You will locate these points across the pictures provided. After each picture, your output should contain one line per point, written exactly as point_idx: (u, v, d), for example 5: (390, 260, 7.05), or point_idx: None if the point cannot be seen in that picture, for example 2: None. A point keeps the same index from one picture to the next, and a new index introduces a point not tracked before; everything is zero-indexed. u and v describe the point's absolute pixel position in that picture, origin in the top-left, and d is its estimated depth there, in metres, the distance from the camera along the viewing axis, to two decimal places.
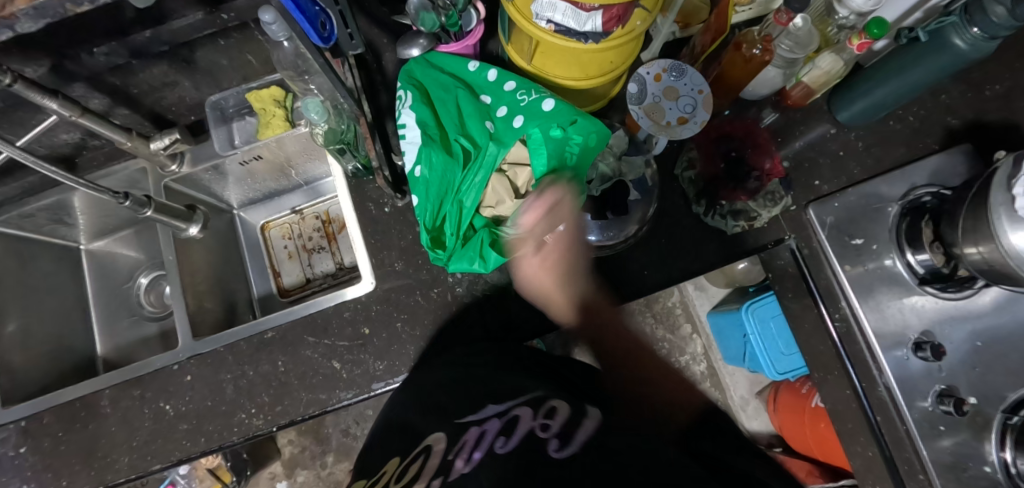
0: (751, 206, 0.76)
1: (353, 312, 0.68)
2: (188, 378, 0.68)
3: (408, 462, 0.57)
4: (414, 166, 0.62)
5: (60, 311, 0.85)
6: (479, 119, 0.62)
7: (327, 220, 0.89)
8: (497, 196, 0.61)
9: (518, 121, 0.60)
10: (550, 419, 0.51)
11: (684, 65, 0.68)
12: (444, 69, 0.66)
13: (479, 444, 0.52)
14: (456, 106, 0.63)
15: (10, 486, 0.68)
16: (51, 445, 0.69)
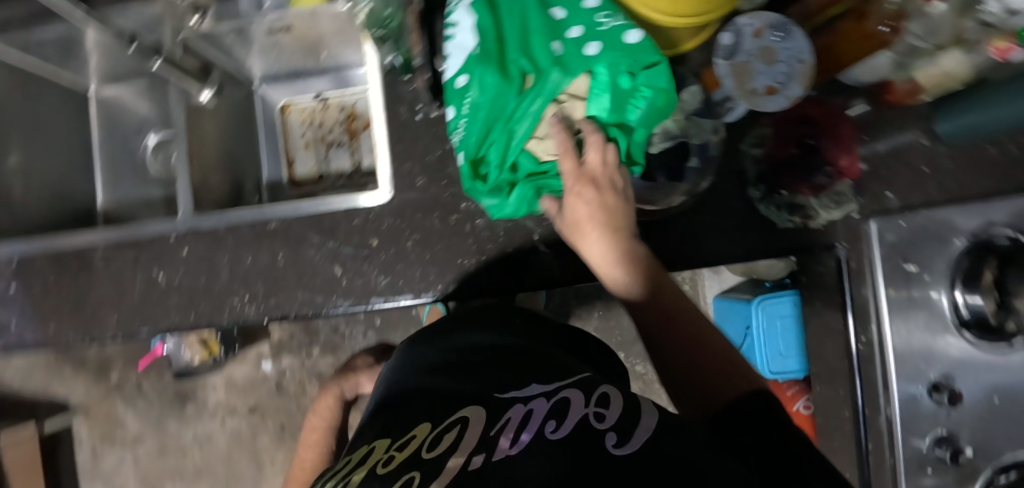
0: (812, 203, 0.70)
1: (364, 221, 0.64)
2: (184, 251, 0.65)
3: (437, 434, 0.46)
4: (460, 79, 0.53)
5: (65, 152, 0.81)
6: (546, 38, 0.53)
7: (352, 115, 0.81)
8: (549, 128, 0.56)
9: (593, 48, 0.52)
10: (605, 409, 0.44)
11: (791, 25, 0.61)
12: None
13: (529, 423, 0.44)
14: (521, 17, 0.54)
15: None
16: (40, 289, 0.68)
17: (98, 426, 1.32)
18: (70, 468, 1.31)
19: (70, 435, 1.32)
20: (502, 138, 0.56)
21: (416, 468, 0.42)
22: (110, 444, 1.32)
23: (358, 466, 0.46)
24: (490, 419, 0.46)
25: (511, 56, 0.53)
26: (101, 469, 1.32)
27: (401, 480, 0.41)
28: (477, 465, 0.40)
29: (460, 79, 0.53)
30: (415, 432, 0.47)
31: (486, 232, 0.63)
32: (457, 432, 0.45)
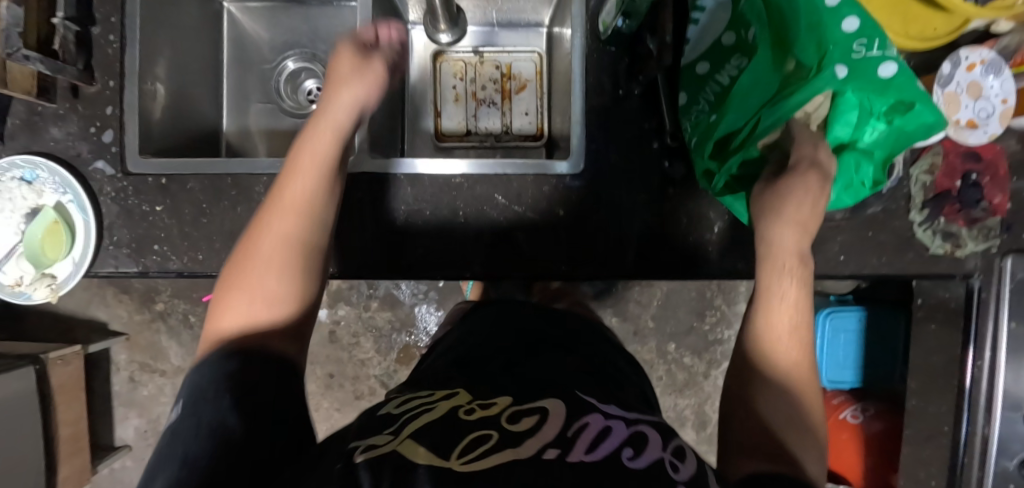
0: (964, 233, 0.71)
1: (552, 190, 0.65)
2: (359, 195, 0.64)
3: (515, 411, 0.39)
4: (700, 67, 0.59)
5: (199, 69, 0.76)
6: (805, 48, 0.51)
7: (507, 75, 0.79)
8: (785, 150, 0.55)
9: (841, 71, 0.49)
10: (679, 460, 0.36)
11: (1004, 66, 0.63)
12: None
13: (607, 440, 0.36)
14: (771, 16, 0.52)
15: (139, 240, 0.63)
16: (191, 214, 0.63)
17: (139, 353, 1.28)
18: (106, 392, 1.28)
19: (109, 359, 1.28)
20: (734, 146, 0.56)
21: (494, 428, 0.37)
22: (150, 373, 1.28)
23: (443, 398, 0.43)
24: (568, 417, 0.38)
25: (760, 67, 0.53)
26: (139, 397, 1.29)
27: (476, 435, 0.36)
28: (550, 457, 0.34)
29: (704, 62, 0.59)
30: (497, 398, 0.41)
31: (668, 219, 0.65)
32: (534, 420, 0.38)
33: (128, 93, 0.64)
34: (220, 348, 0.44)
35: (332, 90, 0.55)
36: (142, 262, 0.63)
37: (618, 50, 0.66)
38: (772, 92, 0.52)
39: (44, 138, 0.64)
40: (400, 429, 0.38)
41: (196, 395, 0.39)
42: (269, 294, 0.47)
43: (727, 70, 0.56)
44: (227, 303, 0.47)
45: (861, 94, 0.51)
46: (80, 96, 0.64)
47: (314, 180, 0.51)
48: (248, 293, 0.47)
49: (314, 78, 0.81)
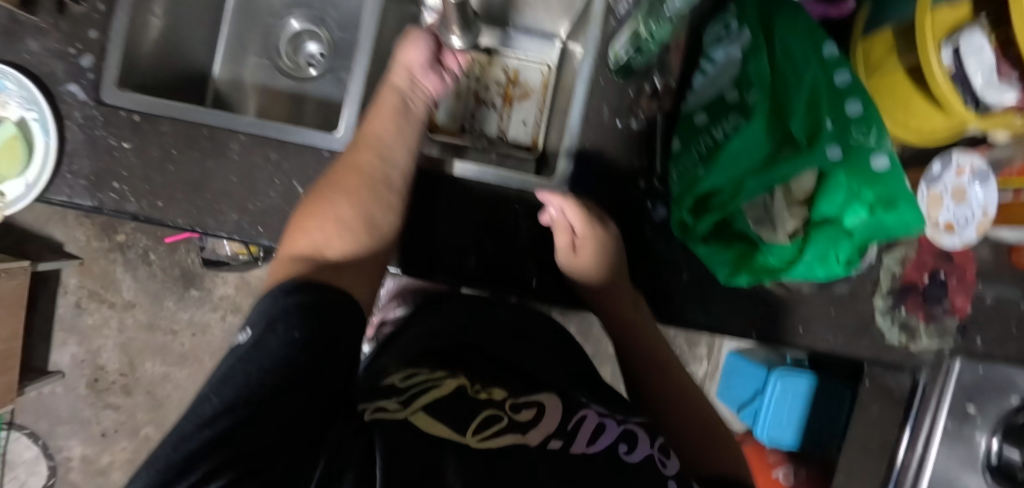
0: (921, 328, 0.72)
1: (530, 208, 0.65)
2: None
3: (515, 403, 0.52)
4: (700, 116, 0.58)
5: (198, 9, 0.73)
6: (803, 119, 0.51)
7: (513, 80, 0.79)
8: (768, 212, 0.55)
9: (836, 153, 0.49)
10: (665, 456, 0.50)
11: (988, 176, 0.69)
12: (791, 35, 0.53)
13: (597, 435, 0.49)
14: (775, 85, 0.52)
15: (98, 175, 0.60)
16: (157, 158, 0.60)
17: (91, 279, 1.25)
18: (50, 312, 1.25)
19: (59, 281, 1.25)
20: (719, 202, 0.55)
21: (500, 411, 0.49)
22: (99, 303, 1.26)
23: (446, 378, 0.55)
24: (563, 417, 0.51)
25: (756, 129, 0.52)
26: (83, 325, 1.26)
27: (485, 417, 0.48)
28: (553, 447, 0.46)
29: (703, 113, 0.57)
30: (492, 391, 0.54)
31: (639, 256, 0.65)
32: (531, 415, 0.50)
33: (115, 20, 0.61)
34: (297, 269, 0.49)
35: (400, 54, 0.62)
36: (97, 198, 0.61)
37: (626, 79, 0.64)
38: (759, 163, 0.52)
39: (19, 49, 0.61)
40: (410, 402, 0.48)
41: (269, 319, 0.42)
42: (341, 219, 0.54)
43: (722, 125, 0.55)
44: (305, 228, 0.53)
45: (851, 180, 0.50)
46: (65, 13, 0.61)
47: (389, 127, 0.59)
48: (325, 221, 0.54)
49: (318, 43, 0.79)
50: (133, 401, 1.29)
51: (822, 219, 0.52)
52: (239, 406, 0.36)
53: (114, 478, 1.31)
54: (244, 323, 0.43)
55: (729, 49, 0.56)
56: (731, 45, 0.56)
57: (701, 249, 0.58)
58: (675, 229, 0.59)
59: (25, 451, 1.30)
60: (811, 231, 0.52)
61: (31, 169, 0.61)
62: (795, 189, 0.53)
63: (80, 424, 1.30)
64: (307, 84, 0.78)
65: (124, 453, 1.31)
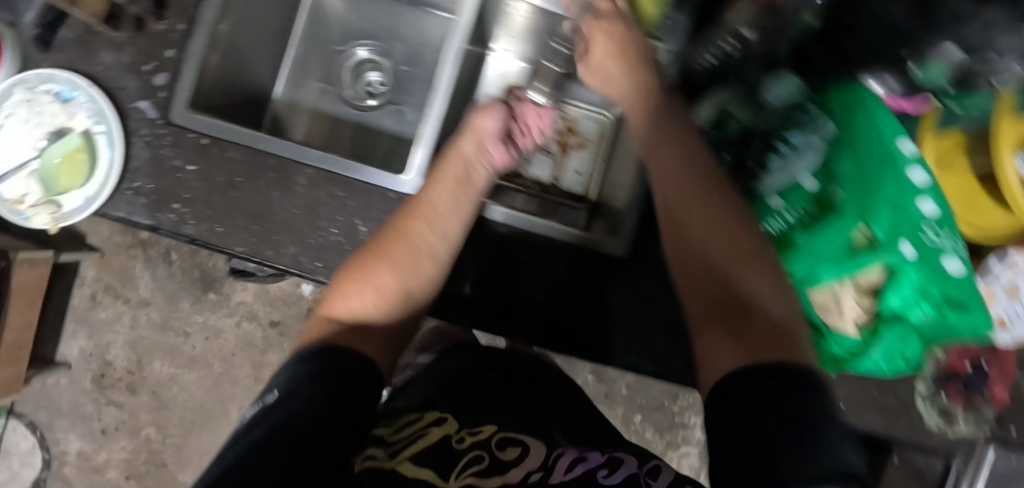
0: (960, 415, 0.71)
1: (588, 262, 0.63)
2: None
3: (502, 439, 0.53)
4: (775, 200, 0.57)
5: (270, 31, 0.72)
6: (885, 214, 0.53)
7: (570, 130, 0.79)
8: (839, 303, 0.54)
9: (909, 251, 0.53)
10: (654, 478, 0.48)
11: None
12: (879, 125, 0.55)
13: (580, 468, 0.49)
14: (856, 181, 0.55)
15: (160, 195, 0.60)
16: (222, 184, 0.60)
17: (109, 273, 1.23)
18: (63, 303, 1.23)
19: (76, 272, 1.23)
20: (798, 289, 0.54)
21: (483, 450, 0.51)
22: (114, 298, 1.24)
23: (434, 424, 0.55)
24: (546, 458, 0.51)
25: (839, 219, 0.54)
26: (95, 319, 1.24)
27: (470, 456, 0.50)
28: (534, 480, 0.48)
29: (778, 197, 0.58)
30: (483, 427, 0.55)
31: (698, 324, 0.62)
32: (517, 452, 0.51)
33: (193, 41, 0.60)
34: (330, 330, 0.51)
35: (471, 127, 0.61)
36: (156, 217, 0.60)
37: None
38: (840, 254, 0.53)
39: (94, 61, 0.60)
40: (400, 451, 0.50)
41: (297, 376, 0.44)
42: (377, 287, 0.55)
43: (796, 212, 0.56)
44: (343, 292, 0.54)
45: (924, 277, 0.53)
46: (144, 29, 0.60)
47: (448, 204, 0.58)
48: (362, 288, 0.55)
49: (380, 74, 0.79)
50: (137, 399, 1.27)
51: (891, 313, 0.54)
52: (236, 470, 0.36)
53: (109, 477, 1.29)
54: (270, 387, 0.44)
55: (810, 137, 0.57)
56: (813, 134, 0.57)
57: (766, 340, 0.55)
58: None
59: (22, 440, 1.27)
60: (879, 325, 0.54)
61: (93, 182, 0.60)
62: (862, 281, 0.54)
63: (80, 418, 1.28)
64: (366, 113, 0.78)
65: (122, 452, 1.29)
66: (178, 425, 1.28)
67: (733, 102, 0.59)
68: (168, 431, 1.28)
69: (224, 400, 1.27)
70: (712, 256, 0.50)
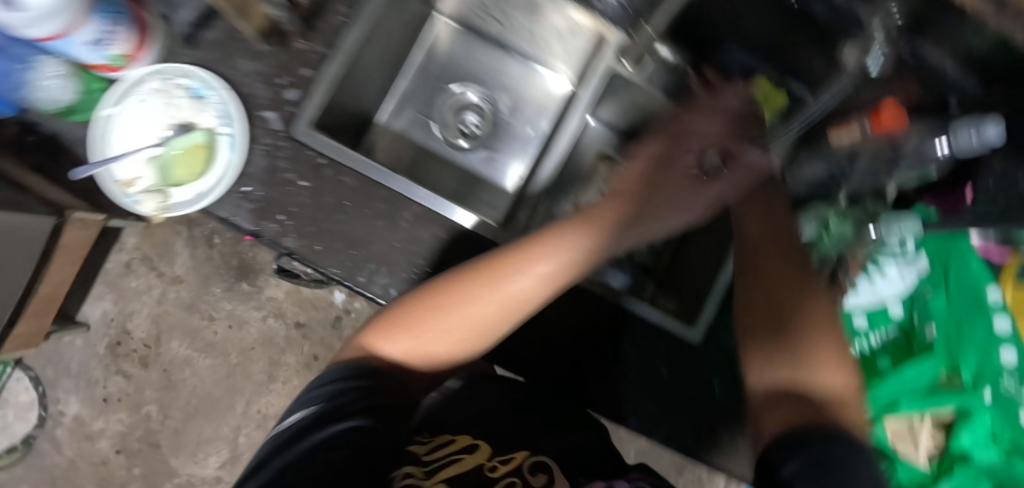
0: None
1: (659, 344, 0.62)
2: None
3: (534, 464, 0.49)
4: (873, 332, 0.66)
5: (390, 61, 0.75)
6: (975, 356, 0.63)
7: None
8: (914, 429, 0.65)
9: (989, 396, 0.63)
10: None
11: None
12: (977, 272, 0.62)
13: None
14: (953, 327, 0.64)
15: (267, 204, 0.61)
16: (330, 205, 0.62)
17: (150, 244, 1.24)
18: (97, 264, 1.23)
19: (117, 237, 1.23)
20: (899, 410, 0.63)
21: (515, 476, 0.47)
22: (149, 269, 1.24)
23: (467, 450, 0.50)
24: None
25: (932, 354, 0.64)
26: (125, 286, 1.24)
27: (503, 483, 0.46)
28: None
29: (862, 316, 0.64)
30: (515, 454, 0.50)
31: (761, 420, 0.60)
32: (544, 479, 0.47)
33: (329, 65, 0.62)
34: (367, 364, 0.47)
35: (649, 196, 0.54)
36: (260, 225, 0.61)
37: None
38: (921, 387, 0.64)
39: (232, 65, 0.62)
40: (435, 472, 0.46)
41: (336, 402, 0.42)
42: (433, 342, 0.50)
43: (878, 335, 0.66)
44: (395, 320, 0.50)
45: (997, 424, 0.63)
46: (286, 44, 0.62)
47: (535, 282, 0.49)
48: (432, 339, 0.50)
49: (478, 116, 0.82)
50: (147, 374, 1.26)
51: (964, 451, 0.63)
52: None
53: (99, 447, 1.28)
54: (308, 398, 0.43)
55: (907, 271, 0.63)
56: (907, 266, 0.63)
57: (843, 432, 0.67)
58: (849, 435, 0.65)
59: (21, 394, 1.26)
60: (950, 466, 0.64)
61: (207, 179, 0.61)
62: (936, 417, 0.65)
63: (86, 382, 1.26)
64: (458, 153, 0.81)
65: (119, 424, 1.27)
66: (181, 408, 1.27)
67: (834, 215, 0.59)
68: (170, 413, 1.27)
69: (233, 391, 1.26)
70: (786, 303, 0.48)
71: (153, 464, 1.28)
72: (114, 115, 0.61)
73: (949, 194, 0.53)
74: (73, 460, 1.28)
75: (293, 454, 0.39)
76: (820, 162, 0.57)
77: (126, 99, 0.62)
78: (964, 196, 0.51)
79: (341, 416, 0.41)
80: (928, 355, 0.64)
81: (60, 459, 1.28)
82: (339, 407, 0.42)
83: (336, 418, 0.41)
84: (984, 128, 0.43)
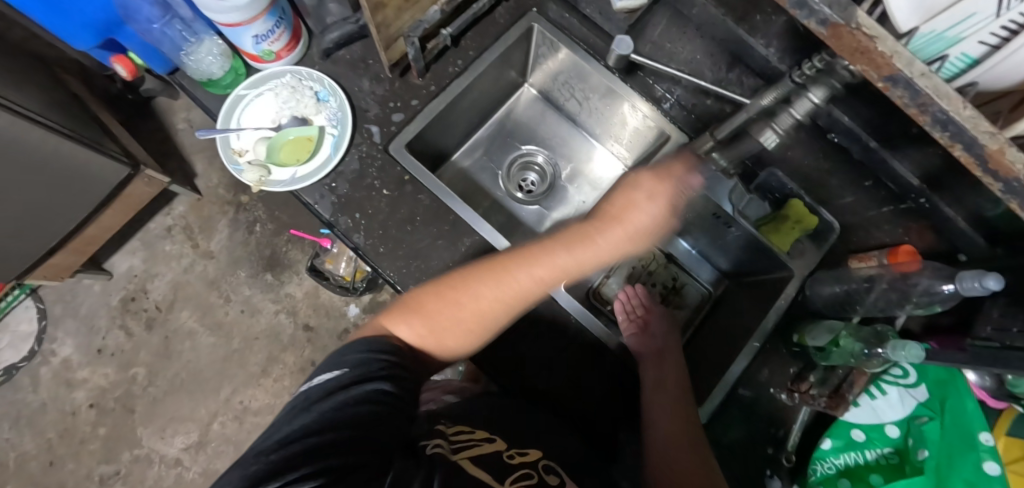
0: None
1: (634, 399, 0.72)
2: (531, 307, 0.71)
3: (546, 466, 0.56)
4: (865, 438, 0.65)
5: (478, 114, 0.86)
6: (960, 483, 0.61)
7: (676, 293, 0.85)
8: None
9: None
10: None
11: None
12: (965, 403, 0.63)
13: None
14: (938, 448, 0.63)
15: (351, 202, 0.69)
16: (402, 217, 0.69)
17: (195, 216, 1.31)
18: (141, 222, 1.30)
19: (167, 202, 1.31)
20: None
21: (529, 468, 0.54)
22: (186, 238, 1.30)
23: (485, 440, 0.57)
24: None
25: (923, 475, 0.62)
26: (159, 248, 1.30)
27: (521, 472, 0.53)
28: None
29: (861, 430, 0.65)
30: (529, 450, 0.58)
31: None
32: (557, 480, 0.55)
33: (434, 103, 0.72)
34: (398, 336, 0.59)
35: (617, 219, 0.57)
36: (336, 216, 0.69)
37: (794, 355, 0.71)
38: None
39: (355, 82, 0.73)
40: (462, 449, 0.53)
41: (361, 368, 0.53)
42: (434, 329, 0.60)
43: (875, 451, 0.65)
44: (406, 310, 0.60)
45: None
46: (404, 77, 0.73)
47: (576, 263, 0.57)
48: (483, 298, 0.59)
49: (539, 176, 0.91)
50: (148, 337, 1.29)
51: None
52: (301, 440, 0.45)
53: (76, 396, 1.28)
54: (337, 364, 0.53)
55: (907, 396, 0.66)
56: (906, 393, 0.66)
57: None
58: None
59: (23, 323, 1.28)
60: None
61: (305, 167, 0.70)
62: None
63: (87, 329, 1.29)
64: (512, 203, 0.89)
65: (102, 379, 1.28)
66: (167, 379, 1.28)
67: (846, 333, 0.64)
68: (156, 381, 1.28)
69: (223, 376, 1.28)
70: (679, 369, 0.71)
71: (121, 427, 1.28)
72: (247, 96, 0.73)
73: (952, 338, 0.61)
74: (46, 402, 1.28)
75: (331, 400, 0.49)
76: (837, 284, 0.69)
77: (261, 86, 0.73)
78: (961, 341, 0.60)
79: (367, 378, 0.52)
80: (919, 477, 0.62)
81: (32, 399, 1.28)
82: (362, 373, 0.52)
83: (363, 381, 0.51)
84: (985, 280, 0.51)
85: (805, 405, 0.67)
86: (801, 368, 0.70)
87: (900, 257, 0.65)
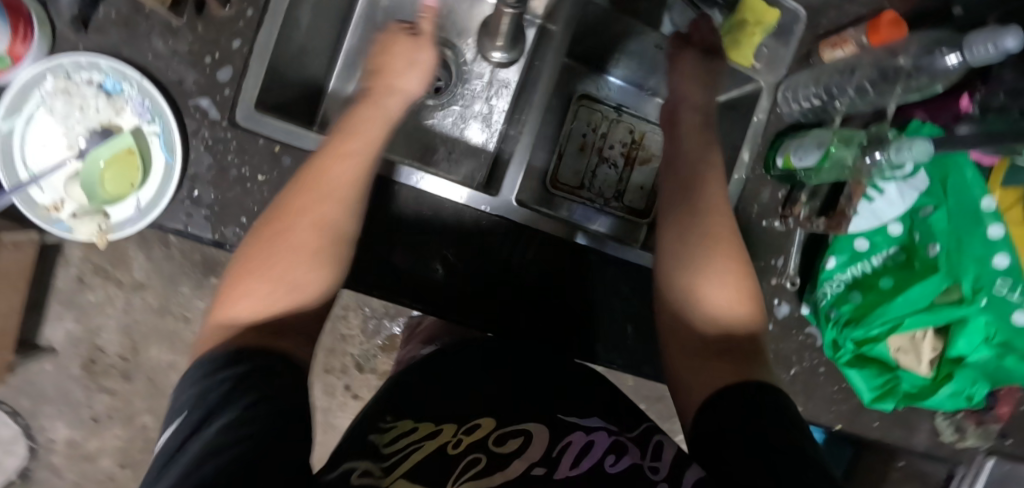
0: (973, 431, 0.76)
1: (617, 273, 0.66)
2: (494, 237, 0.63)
3: (501, 434, 0.46)
4: (864, 242, 0.63)
5: (331, 16, 0.65)
6: (977, 258, 0.61)
7: (637, 143, 0.77)
8: (901, 340, 0.62)
9: (999, 287, 0.60)
10: (659, 461, 0.44)
11: None
12: (963, 180, 0.62)
13: (587, 460, 0.43)
14: (951, 235, 0.61)
15: (221, 219, 0.53)
16: None
17: (98, 254, 1.13)
18: (46, 284, 1.13)
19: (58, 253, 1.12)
20: (892, 321, 0.61)
21: (482, 451, 0.44)
22: (105, 280, 1.14)
23: (427, 436, 0.45)
24: (551, 448, 0.44)
25: (938, 263, 0.61)
26: (84, 301, 1.15)
27: (468, 458, 0.42)
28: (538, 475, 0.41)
29: (863, 238, 0.63)
30: (480, 420, 0.48)
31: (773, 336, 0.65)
32: (520, 443, 0.45)
33: (263, 33, 0.53)
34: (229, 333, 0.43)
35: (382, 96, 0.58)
36: (220, 232, 0.53)
37: (780, 178, 0.65)
38: (923, 303, 0.60)
39: (142, 48, 0.52)
40: (397, 464, 0.41)
41: (203, 402, 0.36)
42: (294, 283, 0.48)
43: (879, 256, 0.63)
44: (237, 288, 0.47)
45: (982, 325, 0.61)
46: (204, 14, 0.52)
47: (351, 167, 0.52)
48: (289, 251, 0.48)
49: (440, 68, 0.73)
50: (131, 387, 1.19)
51: (950, 358, 0.62)
52: None
53: (103, 465, 1.22)
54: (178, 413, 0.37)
55: (904, 187, 0.61)
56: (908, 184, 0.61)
57: (838, 356, 0.63)
58: (828, 341, 0.63)
59: None
60: (944, 370, 0.62)
61: (147, 190, 0.53)
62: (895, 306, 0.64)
63: (68, 406, 1.19)
64: (424, 113, 0.73)
65: (117, 440, 1.21)
66: None
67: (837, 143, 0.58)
68: None
69: None
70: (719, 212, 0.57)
71: None
72: (14, 129, 0.51)
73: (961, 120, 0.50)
74: (77, 482, 1.22)
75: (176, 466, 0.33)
76: (812, 84, 0.64)
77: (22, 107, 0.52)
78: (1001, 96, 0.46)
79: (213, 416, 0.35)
80: (933, 273, 0.60)
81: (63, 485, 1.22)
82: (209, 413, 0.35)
83: (215, 417, 0.35)
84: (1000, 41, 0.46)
85: (799, 227, 0.65)
86: (790, 190, 0.65)
87: (882, 31, 0.60)
